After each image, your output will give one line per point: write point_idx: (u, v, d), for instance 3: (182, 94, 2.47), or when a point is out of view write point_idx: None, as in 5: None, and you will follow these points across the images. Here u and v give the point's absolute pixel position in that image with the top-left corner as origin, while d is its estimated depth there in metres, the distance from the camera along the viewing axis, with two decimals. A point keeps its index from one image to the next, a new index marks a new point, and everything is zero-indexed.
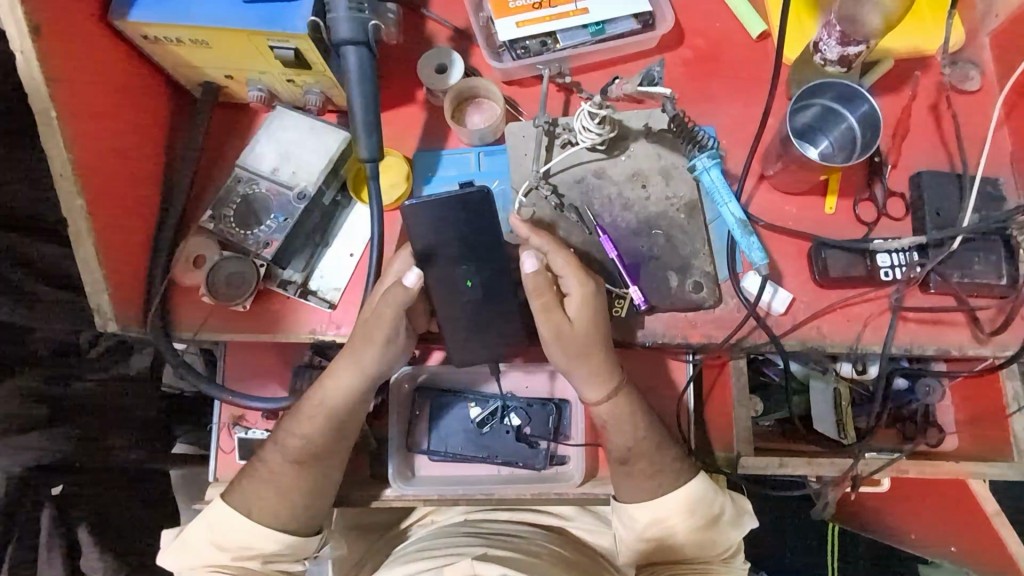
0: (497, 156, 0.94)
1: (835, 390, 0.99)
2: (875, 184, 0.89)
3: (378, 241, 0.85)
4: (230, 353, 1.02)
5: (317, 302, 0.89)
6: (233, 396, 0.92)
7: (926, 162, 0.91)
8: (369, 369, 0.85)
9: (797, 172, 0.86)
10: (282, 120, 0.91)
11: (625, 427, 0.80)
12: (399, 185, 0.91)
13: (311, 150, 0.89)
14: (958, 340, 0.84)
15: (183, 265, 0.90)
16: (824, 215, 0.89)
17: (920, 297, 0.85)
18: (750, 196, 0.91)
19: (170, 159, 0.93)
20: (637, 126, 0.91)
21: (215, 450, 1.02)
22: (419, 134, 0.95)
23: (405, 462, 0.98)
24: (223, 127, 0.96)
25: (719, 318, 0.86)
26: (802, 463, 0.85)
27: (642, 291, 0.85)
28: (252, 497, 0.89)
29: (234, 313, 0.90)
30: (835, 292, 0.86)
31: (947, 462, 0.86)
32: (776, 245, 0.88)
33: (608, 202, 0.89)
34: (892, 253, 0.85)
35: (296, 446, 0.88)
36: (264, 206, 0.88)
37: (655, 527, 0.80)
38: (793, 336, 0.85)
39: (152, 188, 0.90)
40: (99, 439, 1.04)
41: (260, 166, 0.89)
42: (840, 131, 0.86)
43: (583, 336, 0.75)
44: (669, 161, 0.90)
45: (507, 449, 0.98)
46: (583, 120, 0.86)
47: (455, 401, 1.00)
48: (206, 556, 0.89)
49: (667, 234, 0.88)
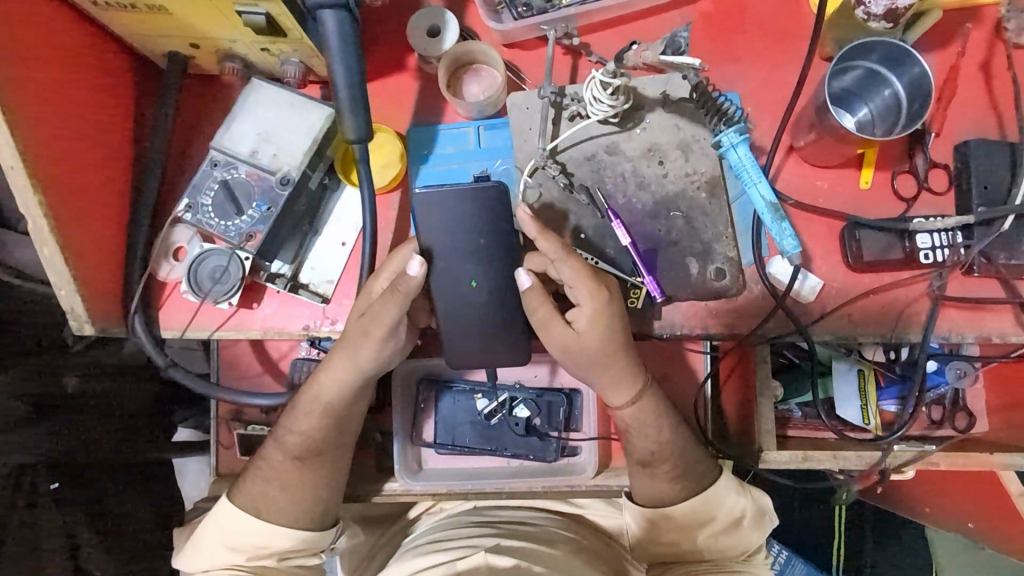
0: (498, 131, 0.85)
1: (860, 371, 0.93)
2: (916, 155, 0.81)
3: (371, 231, 0.77)
4: (224, 347, 0.97)
5: (309, 296, 0.83)
6: (229, 393, 0.84)
7: (975, 128, 0.82)
8: (365, 368, 0.78)
9: (832, 146, 0.78)
10: (259, 94, 0.81)
11: (650, 432, 0.79)
12: (394, 165, 0.83)
13: (292, 129, 0.80)
14: (1000, 326, 0.78)
15: (163, 260, 0.83)
16: (858, 191, 0.82)
17: (961, 280, 0.79)
18: (777, 171, 0.83)
19: (139, 141, 0.84)
20: (654, 94, 0.82)
21: (214, 447, 0.98)
22: (413, 107, 0.86)
23: (411, 455, 0.94)
24: (195, 103, 0.87)
25: (743, 307, 0.79)
26: (826, 457, 0.82)
27: (660, 280, 0.79)
28: (259, 496, 0.82)
29: (221, 310, 0.83)
30: (869, 276, 0.80)
31: (981, 453, 0.82)
32: (807, 226, 0.81)
33: (622, 181, 0.81)
34: (934, 233, 0.77)
35: (295, 444, 0.81)
36: (244, 193, 0.80)
37: (673, 531, 0.80)
38: (822, 325, 0.79)
39: (122, 176, 0.81)
40: (77, 432, 1.14)
41: (237, 148, 0.80)
42: (884, 99, 0.79)
43: (598, 350, 0.72)
44: (689, 133, 0.81)
45: (516, 442, 0.93)
46: (594, 90, 0.77)
47: (460, 393, 0.94)
48: (217, 559, 0.82)
49: (687, 215, 0.80)
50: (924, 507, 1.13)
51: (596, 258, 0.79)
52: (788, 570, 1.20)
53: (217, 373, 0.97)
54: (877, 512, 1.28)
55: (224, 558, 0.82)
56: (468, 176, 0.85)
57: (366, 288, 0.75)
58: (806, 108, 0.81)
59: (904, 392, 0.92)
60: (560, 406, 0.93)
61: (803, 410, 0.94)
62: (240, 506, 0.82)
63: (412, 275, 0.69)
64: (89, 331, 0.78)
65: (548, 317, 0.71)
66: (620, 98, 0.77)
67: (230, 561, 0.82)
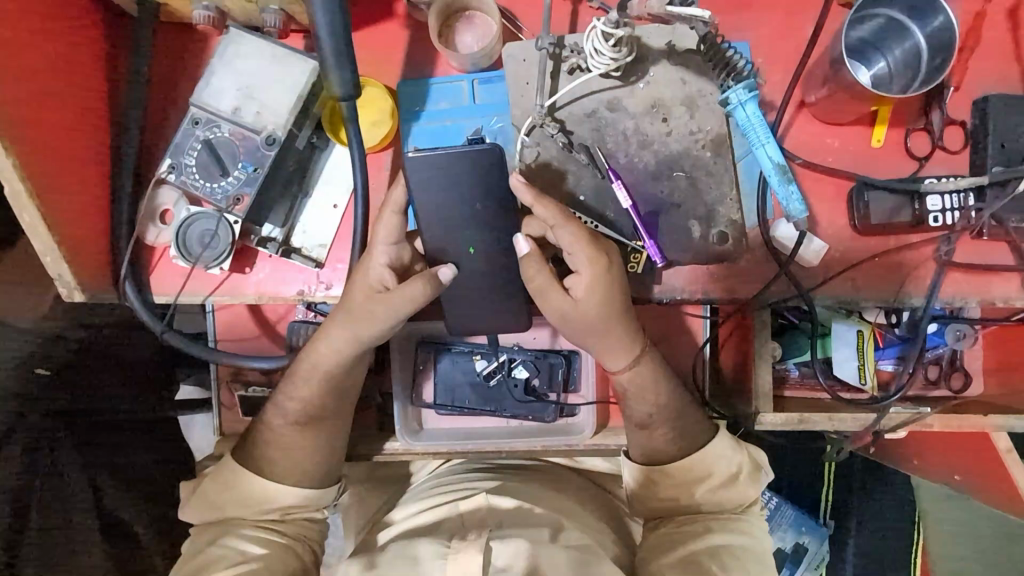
0: (494, 86, 0.81)
1: (859, 331, 0.91)
2: (933, 111, 0.78)
3: (363, 193, 0.75)
4: (221, 310, 0.96)
5: (302, 261, 0.80)
6: (230, 357, 0.83)
7: (997, 82, 0.78)
8: (364, 339, 0.76)
9: (844, 102, 0.74)
10: (240, 46, 0.76)
11: (648, 395, 0.79)
12: (384, 122, 0.79)
13: (276, 85, 0.76)
14: (1005, 291, 0.77)
15: (150, 223, 0.80)
16: (869, 149, 0.78)
17: (969, 244, 0.77)
18: (786, 128, 0.79)
19: (114, 96, 0.78)
20: (658, 45, 0.78)
21: (216, 407, 0.99)
22: (404, 59, 0.82)
23: (412, 415, 0.94)
24: (173, 55, 0.82)
25: (745, 271, 0.77)
26: (823, 419, 0.82)
27: (661, 244, 0.77)
28: (261, 456, 0.82)
29: (213, 275, 0.81)
30: (875, 239, 0.78)
31: (975, 416, 0.82)
32: (814, 187, 0.78)
33: (624, 140, 0.77)
34: (945, 195, 0.75)
35: (295, 410, 0.81)
36: (229, 152, 0.77)
37: (671, 486, 0.80)
38: (825, 290, 0.77)
39: (101, 134, 0.76)
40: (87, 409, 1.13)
41: (218, 104, 0.76)
42: (903, 51, 0.75)
43: (598, 317, 0.71)
44: (695, 88, 0.77)
45: (514, 403, 0.93)
46: (595, 41, 0.72)
47: (458, 355, 0.94)
48: (220, 510, 0.80)
49: (690, 176, 0.77)
50: (912, 460, 1.16)
51: (596, 221, 0.77)
52: (777, 516, 1.24)
53: (216, 338, 0.96)
54: (867, 464, 1.31)
55: (230, 511, 0.80)
56: (462, 134, 0.81)
57: (365, 265, 0.73)
58: (820, 61, 0.76)
59: (904, 352, 0.93)
60: (560, 368, 0.93)
61: (800, 369, 0.94)
62: (241, 464, 0.82)
63: (443, 282, 0.72)
64: (77, 297, 0.77)
65: (544, 286, 0.70)
66: (623, 50, 0.73)
67: (234, 514, 0.81)
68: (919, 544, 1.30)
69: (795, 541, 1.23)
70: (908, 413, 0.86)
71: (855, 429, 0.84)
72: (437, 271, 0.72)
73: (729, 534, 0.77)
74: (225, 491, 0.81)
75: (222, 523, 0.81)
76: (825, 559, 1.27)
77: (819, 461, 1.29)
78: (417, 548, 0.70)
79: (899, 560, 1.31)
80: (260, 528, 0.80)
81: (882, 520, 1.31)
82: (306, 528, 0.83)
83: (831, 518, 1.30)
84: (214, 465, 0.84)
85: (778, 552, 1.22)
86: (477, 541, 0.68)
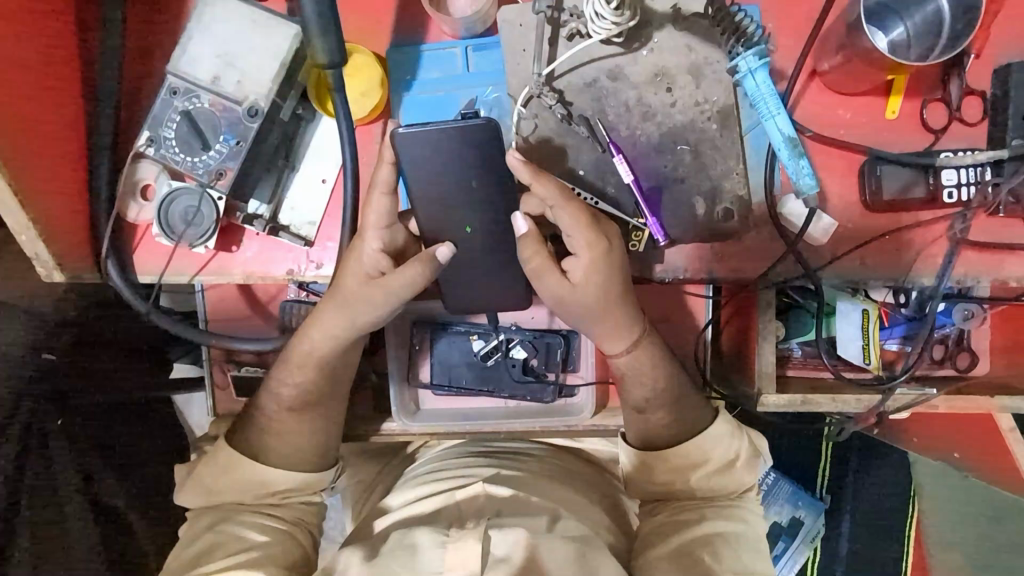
0: (488, 53, 0.77)
1: (864, 310, 0.89)
2: (951, 80, 0.74)
3: (352, 168, 0.71)
4: (210, 289, 0.93)
5: (291, 239, 0.77)
6: (220, 338, 0.81)
7: (1021, 49, 0.74)
8: (356, 323, 0.73)
9: (859, 70, 0.70)
10: (218, 9, 0.72)
11: (645, 380, 0.77)
12: (373, 92, 0.75)
13: (257, 52, 0.72)
14: (1019, 270, 0.74)
15: (131, 200, 0.77)
16: (883, 121, 0.75)
17: (983, 221, 0.74)
18: (796, 99, 0.75)
19: (88, 63, 0.73)
20: (663, 8, 0.73)
21: (210, 387, 0.96)
22: (394, 24, 0.77)
23: (408, 396, 0.92)
24: (150, 20, 0.77)
25: (752, 249, 0.74)
26: (826, 400, 0.80)
27: (663, 222, 0.73)
28: (255, 439, 0.80)
29: (199, 253, 0.78)
30: (887, 216, 0.75)
31: (982, 397, 0.81)
32: (823, 161, 0.75)
33: (626, 112, 0.74)
34: (962, 168, 0.72)
35: (289, 395, 0.79)
36: (209, 125, 0.73)
37: (667, 470, 0.79)
38: (833, 269, 0.74)
39: (76, 104, 0.72)
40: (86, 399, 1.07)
41: (196, 72, 0.72)
42: (923, 15, 0.70)
43: (596, 300, 0.68)
44: (701, 55, 0.73)
45: (511, 384, 0.91)
46: (596, 4, 0.68)
47: (454, 335, 0.91)
48: (216, 496, 0.78)
49: (695, 149, 0.73)
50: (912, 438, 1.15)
51: (595, 197, 0.73)
52: (775, 491, 1.24)
53: (206, 318, 0.93)
54: (866, 442, 1.30)
55: (225, 496, 0.79)
56: (456, 105, 0.77)
57: (357, 249, 0.70)
58: (835, 25, 0.72)
59: (911, 331, 0.90)
60: (558, 348, 0.90)
61: (803, 349, 0.92)
62: (235, 449, 0.80)
63: (441, 262, 0.68)
64: (57, 277, 0.75)
65: (542, 268, 0.67)
66: (626, 13, 0.68)
67: (230, 500, 0.79)
68: (914, 518, 1.29)
69: (792, 515, 1.24)
70: (913, 395, 0.84)
71: (858, 410, 0.83)
72: (435, 251, 0.67)
73: (723, 521, 0.76)
74: (220, 475, 0.79)
75: (217, 509, 0.79)
76: (821, 533, 1.27)
77: (819, 438, 1.28)
78: (416, 537, 0.69)
79: (895, 536, 1.30)
80: (255, 514, 0.78)
81: (880, 497, 1.30)
82: (303, 512, 0.81)
83: (829, 493, 1.29)
84: (208, 449, 0.81)
85: (773, 526, 1.23)
86: (475, 530, 0.67)
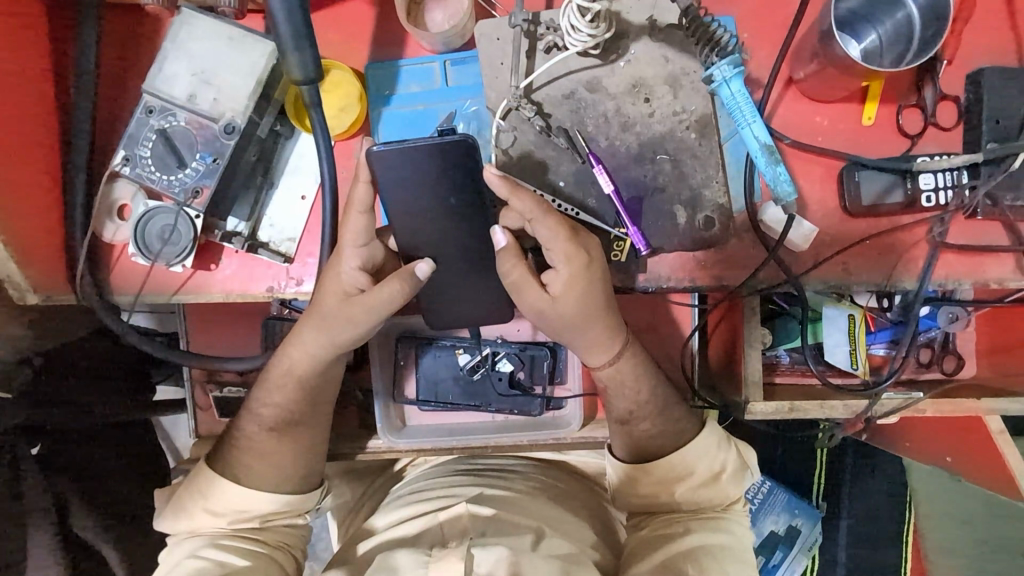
0: (468, 67, 0.77)
1: (850, 316, 0.88)
2: (925, 86, 0.75)
3: (330, 184, 0.70)
4: (191, 317, 0.92)
5: (270, 256, 0.76)
6: (200, 358, 0.79)
7: (991, 55, 0.75)
8: (338, 341, 0.73)
9: (834, 78, 0.71)
10: (195, 27, 0.71)
11: (628, 392, 0.77)
12: (352, 108, 0.74)
13: (233, 69, 0.71)
14: (999, 272, 0.75)
15: (106, 219, 0.76)
16: (860, 128, 0.75)
17: (961, 224, 0.75)
18: (773, 107, 0.76)
19: (63, 81, 0.72)
20: (639, 19, 0.74)
21: (192, 409, 0.95)
22: (371, 41, 0.77)
23: (394, 413, 0.91)
24: (124, 40, 0.77)
25: (730, 257, 0.75)
26: (816, 407, 0.79)
27: (644, 231, 0.73)
28: (236, 463, 0.78)
29: (177, 273, 0.77)
30: (865, 221, 0.75)
31: (969, 400, 0.81)
32: (803, 167, 0.75)
33: (604, 123, 0.74)
34: (938, 172, 0.72)
35: (271, 415, 0.78)
36: (186, 142, 0.72)
37: (652, 483, 0.78)
38: (815, 275, 0.75)
39: (50, 121, 0.70)
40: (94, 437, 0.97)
41: (172, 90, 0.71)
42: (894, 22, 0.71)
43: (576, 313, 0.68)
44: (678, 66, 0.74)
45: (497, 397, 0.90)
46: (571, 17, 0.68)
47: (440, 349, 0.90)
48: (196, 523, 0.77)
49: (674, 159, 0.74)
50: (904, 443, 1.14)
51: (576, 209, 0.73)
52: (770, 499, 1.21)
53: (189, 338, 0.92)
54: (861, 448, 1.29)
55: (204, 522, 0.77)
56: (435, 119, 0.77)
57: (335, 268, 0.69)
58: (808, 35, 0.73)
59: (897, 336, 0.90)
60: (544, 361, 0.89)
61: (790, 356, 0.92)
62: (216, 472, 0.78)
63: (420, 278, 0.68)
64: (31, 299, 0.73)
65: (521, 281, 0.66)
66: (601, 26, 0.68)
67: (209, 526, 0.77)
68: (911, 521, 1.28)
69: (789, 523, 1.21)
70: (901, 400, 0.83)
71: (846, 416, 0.82)
72: (414, 267, 0.67)
73: (710, 534, 0.75)
74: (200, 499, 0.77)
75: (195, 539, 0.77)
76: (818, 541, 1.24)
77: (812, 447, 1.28)
78: (397, 559, 0.68)
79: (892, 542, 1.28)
80: (237, 538, 0.77)
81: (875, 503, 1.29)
82: (287, 535, 0.80)
83: (824, 500, 1.28)
84: (191, 473, 0.80)
85: (770, 536, 1.19)
86: (457, 548, 0.66)
